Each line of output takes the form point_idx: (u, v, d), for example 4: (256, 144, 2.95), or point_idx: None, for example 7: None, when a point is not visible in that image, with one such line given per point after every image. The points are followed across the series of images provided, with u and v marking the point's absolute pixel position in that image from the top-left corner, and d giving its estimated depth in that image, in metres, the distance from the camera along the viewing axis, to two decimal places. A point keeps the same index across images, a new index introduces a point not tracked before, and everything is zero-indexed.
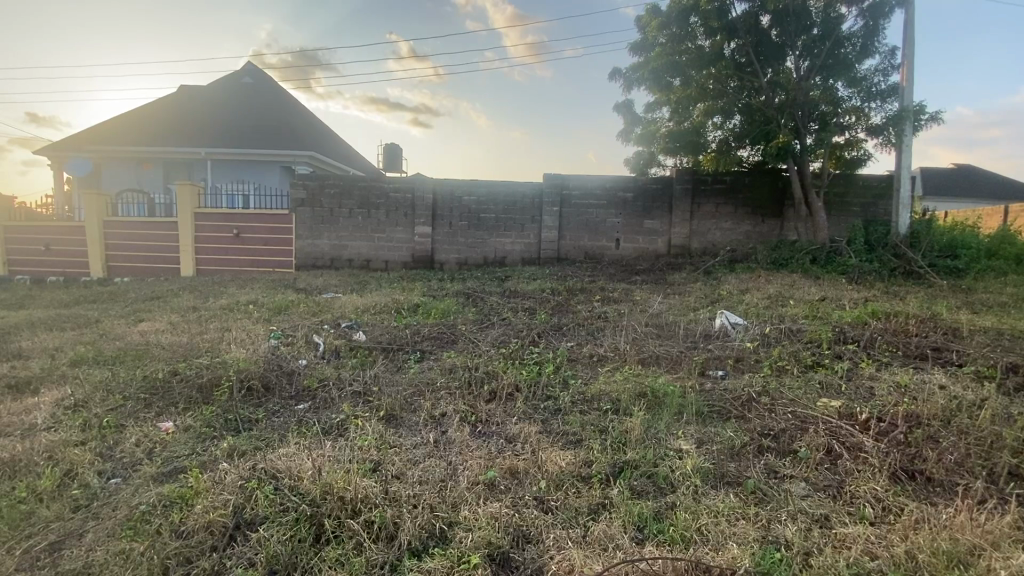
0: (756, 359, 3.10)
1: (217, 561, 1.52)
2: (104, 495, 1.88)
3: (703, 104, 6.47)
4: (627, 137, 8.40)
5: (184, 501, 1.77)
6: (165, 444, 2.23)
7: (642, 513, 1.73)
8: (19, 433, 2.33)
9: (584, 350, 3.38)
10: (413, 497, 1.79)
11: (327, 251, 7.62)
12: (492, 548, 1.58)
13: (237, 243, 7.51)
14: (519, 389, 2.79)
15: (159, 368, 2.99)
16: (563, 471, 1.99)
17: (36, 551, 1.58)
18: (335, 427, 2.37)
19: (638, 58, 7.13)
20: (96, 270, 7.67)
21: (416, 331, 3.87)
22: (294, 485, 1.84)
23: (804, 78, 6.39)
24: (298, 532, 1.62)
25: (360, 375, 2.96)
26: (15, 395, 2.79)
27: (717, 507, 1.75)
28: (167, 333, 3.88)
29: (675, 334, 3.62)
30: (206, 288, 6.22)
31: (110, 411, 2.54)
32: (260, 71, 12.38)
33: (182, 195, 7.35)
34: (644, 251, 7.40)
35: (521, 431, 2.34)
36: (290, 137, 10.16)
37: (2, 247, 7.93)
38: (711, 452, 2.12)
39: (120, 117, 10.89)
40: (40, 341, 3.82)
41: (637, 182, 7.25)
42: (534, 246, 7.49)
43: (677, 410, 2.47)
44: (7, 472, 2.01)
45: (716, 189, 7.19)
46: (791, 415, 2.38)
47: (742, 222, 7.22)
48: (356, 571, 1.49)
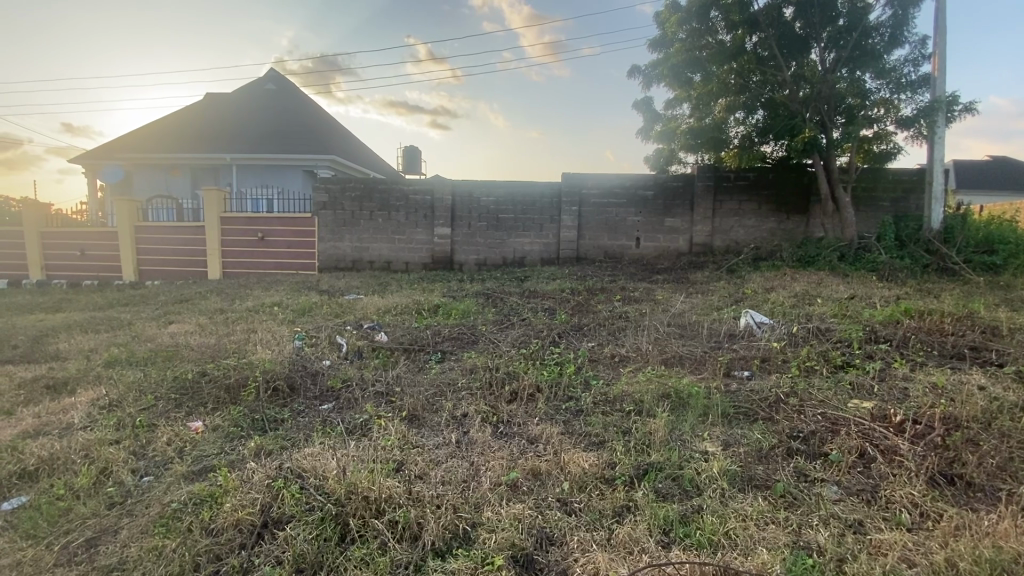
0: (783, 359, 3.03)
1: (246, 559, 1.55)
2: (138, 493, 1.93)
3: (725, 99, 6.35)
4: (646, 135, 8.31)
5: (213, 499, 1.80)
6: (195, 443, 2.28)
7: (668, 516, 1.70)
8: (57, 432, 2.42)
9: (605, 351, 3.35)
10: (436, 497, 1.79)
11: (349, 253, 7.72)
12: (516, 550, 1.57)
13: (262, 247, 7.67)
14: (541, 390, 2.78)
15: (189, 369, 3.07)
16: (587, 473, 1.97)
17: (73, 548, 1.63)
18: (359, 427, 2.40)
19: (658, 54, 7.05)
20: (128, 274, 7.93)
21: (437, 331, 3.89)
22: (320, 485, 1.86)
23: (829, 70, 6.23)
24: (324, 531, 1.64)
25: (383, 376, 2.99)
26: (52, 396, 2.90)
27: (746, 511, 1.71)
28: (196, 334, 4.00)
29: (699, 334, 3.56)
30: (232, 290, 6.37)
31: (142, 411, 2.62)
32: (282, 77, 12.67)
33: (208, 200, 7.55)
34: (666, 250, 7.31)
35: (543, 432, 2.32)
36: (312, 141, 10.36)
37: (40, 253, 8.24)
38: (737, 454, 2.07)
39: (149, 125, 11.22)
40: (77, 342, 3.98)
41: (657, 180, 7.15)
42: (553, 247, 7.46)
43: (701, 412, 2.42)
44: (46, 470, 2.08)
45: (739, 186, 7.04)
46: (821, 417, 2.31)
47: (766, 219, 7.07)
48: (381, 571, 1.50)
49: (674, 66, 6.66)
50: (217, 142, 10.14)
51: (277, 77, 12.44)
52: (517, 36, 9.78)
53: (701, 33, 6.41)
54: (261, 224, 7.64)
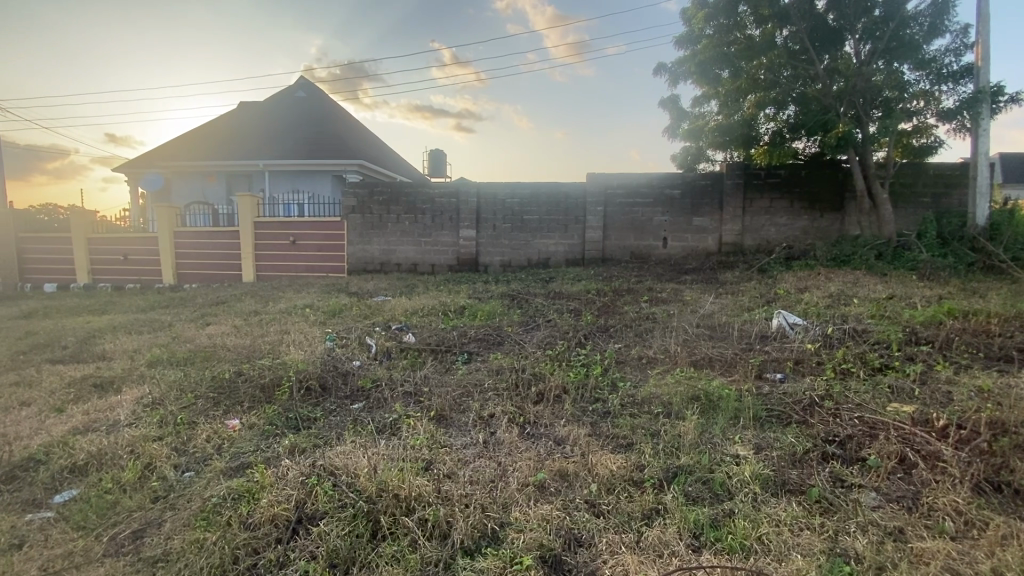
0: (818, 361, 2.94)
1: (282, 553, 1.60)
2: (180, 487, 2.01)
3: (755, 95, 6.21)
4: (673, 133, 8.20)
5: (250, 495, 1.86)
6: (232, 440, 2.37)
7: (698, 519, 1.68)
8: (105, 428, 2.54)
9: (632, 352, 3.32)
10: (465, 496, 1.81)
11: (377, 256, 7.85)
12: (545, 550, 1.57)
13: (293, 250, 7.88)
14: (567, 391, 2.78)
15: (226, 369, 3.18)
16: (615, 475, 1.96)
17: (121, 539, 1.72)
18: (388, 427, 2.44)
19: (685, 51, 6.96)
20: (168, 277, 8.26)
21: (463, 332, 3.92)
22: (352, 482, 1.90)
23: (864, 62, 6.02)
24: (356, 528, 1.68)
25: (411, 376, 3.04)
26: (100, 394, 3.04)
27: (779, 516, 1.68)
28: (233, 335, 4.13)
29: (730, 336, 3.49)
30: (265, 293, 6.56)
31: (184, 409, 2.73)
32: (312, 85, 12.99)
33: (243, 205, 7.80)
34: (694, 250, 7.18)
35: (570, 433, 2.32)
36: (341, 146, 10.58)
37: (86, 257, 8.64)
38: (769, 458, 2.03)
39: (187, 135, 11.65)
40: (121, 343, 4.17)
41: (684, 178, 7.04)
42: (579, 248, 7.43)
43: (733, 414, 2.38)
44: (95, 464, 2.19)
45: (770, 184, 6.88)
46: (858, 421, 2.24)
47: (798, 217, 6.88)
48: (411, 569, 1.52)
49: (702, 63, 6.56)
50: (250, 149, 10.46)
51: (307, 84, 12.77)
52: (541, 37, 9.76)
53: (729, 29, 6.31)
54: (293, 228, 7.85)
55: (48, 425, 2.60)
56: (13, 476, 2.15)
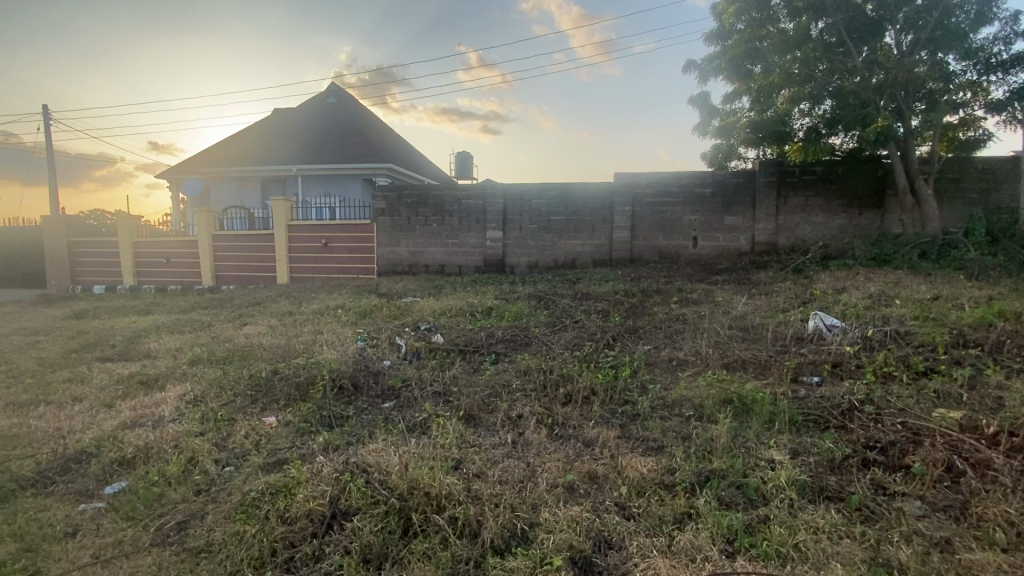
0: (857, 364, 2.84)
1: (317, 547, 1.65)
2: (221, 481, 2.09)
3: (789, 90, 6.05)
4: (703, 131, 8.05)
5: (287, 490, 1.91)
6: (269, 437, 2.44)
7: (731, 524, 1.65)
8: (151, 423, 2.66)
9: (662, 354, 3.27)
10: (495, 496, 1.82)
11: (406, 257, 7.97)
12: (575, 551, 1.57)
13: (325, 252, 8.09)
14: (595, 393, 2.76)
15: (263, 368, 3.28)
16: (646, 478, 1.93)
17: (167, 529, 1.79)
18: (419, 426, 2.47)
19: (715, 47, 6.83)
20: (207, 279, 8.57)
21: (491, 333, 3.93)
22: (384, 479, 1.93)
23: (906, 54, 5.78)
24: (388, 524, 1.71)
25: (440, 376, 3.07)
26: (146, 391, 3.18)
27: (817, 523, 1.63)
28: (268, 335, 4.26)
29: (764, 337, 3.41)
30: (298, 294, 6.74)
31: (224, 406, 2.83)
32: (342, 91, 13.30)
33: (277, 209, 8.04)
34: (725, 249, 7.02)
35: (599, 435, 2.30)
36: (371, 150, 10.79)
37: (131, 260, 9.04)
38: (806, 464, 1.97)
39: (224, 142, 12.08)
40: (165, 342, 4.34)
41: (715, 177, 6.89)
42: (606, 248, 7.36)
43: (767, 418, 2.32)
44: (142, 458, 2.29)
45: (805, 181, 6.67)
46: (901, 426, 2.15)
47: (835, 215, 6.66)
48: (443, 567, 1.55)
49: (733, 58, 6.43)
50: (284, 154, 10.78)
51: (338, 90, 13.08)
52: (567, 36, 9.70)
53: (761, 23, 6.18)
54: (325, 231, 8.05)
55: (98, 420, 2.73)
56: (67, 467, 2.27)
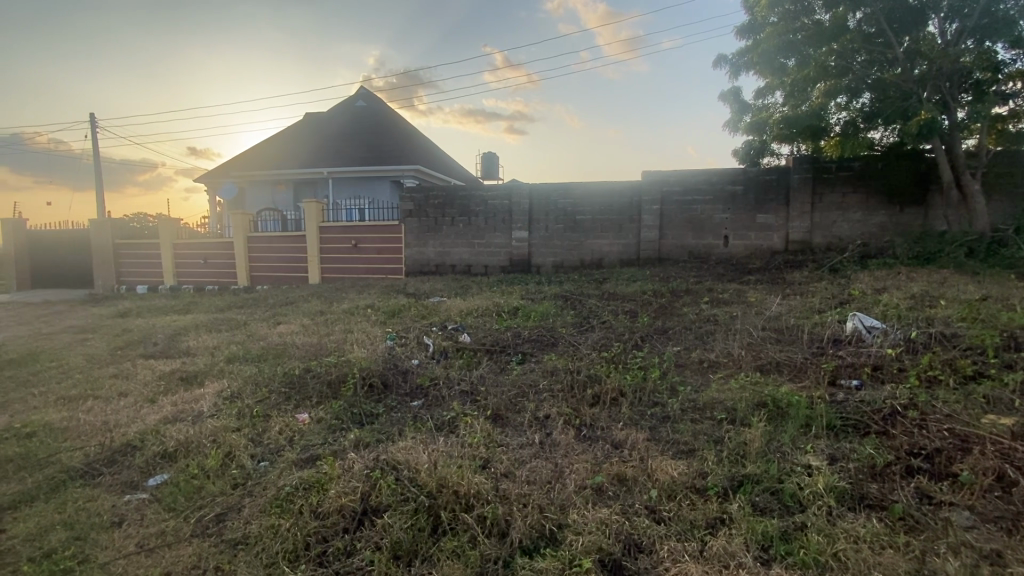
0: (899, 368, 2.72)
1: (349, 543, 1.68)
2: (256, 476, 2.15)
3: (825, 84, 5.88)
4: (734, 127, 7.86)
5: (319, 485, 1.95)
6: (302, 433, 2.50)
7: (766, 531, 1.61)
8: (191, 418, 2.76)
9: (692, 356, 3.21)
10: (523, 496, 1.82)
11: (433, 258, 8.04)
12: (604, 554, 1.56)
13: (355, 253, 8.26)
14: (624, 394, 2.72)
15: (296, 366, 3.36)
16: (676, 481, 1.90)
17: (206, 521, 1.86)
18: (447, 424, 2.50)
19: (747, 41, 6.67)
20: (243, 279, 8.84)
21: (517, 333, 3.93)
22: (413, 477, 1.94)
23: (951, 43, 5.52)
24: (417, 521, 1.73)
25: (467, 376, 3.09)
26: (186, 387, 3.31)
27: (857, 532, 1.57)
28: (300, 334, 4.36)
29: (799, 339, 3.30)
30: (329, 294, 6.87)
31: (259, 402, 2.91)
32: (371, 94, 13.55)
33: (309, 211, 8.25)
34: (757, 248, 6.83)
35: (628, 437, 2.27)
36: (399, 151, 10.94)
37: (171, 261, 9.40)
38: (846, 470, 1.90)
39: (258, 146, 12.44)
40: (203, 341, 4.49)
41: (747, 174, 6.72)
42: (634, 248, 7.26)
43: (804, 423, 2.25)
44: (183, 452, 2.38)
45: (843, 177, 6.44)
46: (947, 433, 2.05)
47: (875, 212, 6.41)
48: (472, 566, 1.56)
49: (766, 52, 6.27)
50: (315, 157, 11.05)
51: (367, 94, 13.35)
52: None
53: (796, 15, 6.00)
54: (355, 233, 8.22)
55: (142, 414, 2.85)
56: (113, 459, 2.38)
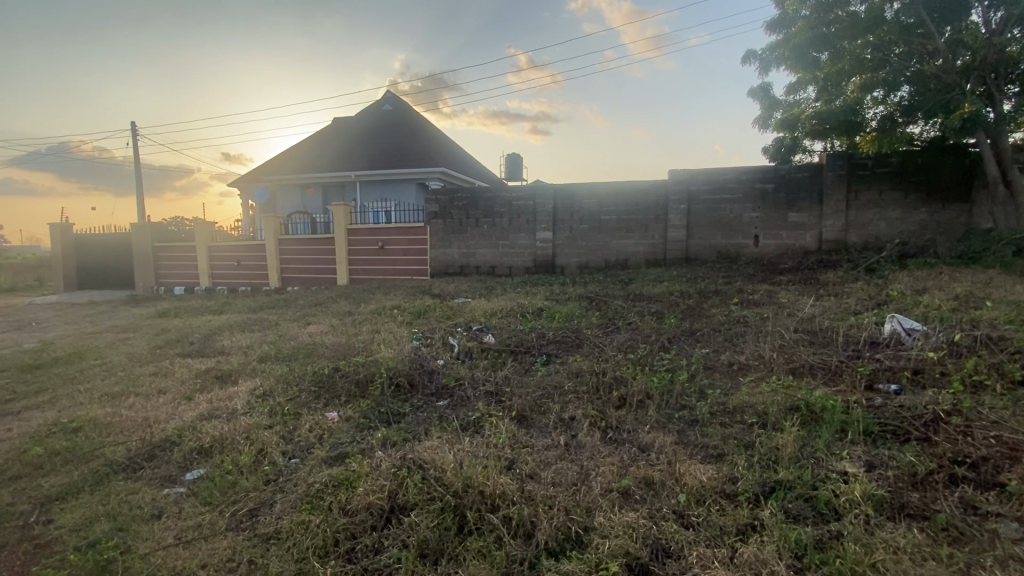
0: (941, 372, 2.61)
1: (377, 540, 1.71)
2: (287, 472, 2.20)
3: (860, 77, 5.69)
4: (765, 124, 7.68)
5: (348, 483, 1.99)
6: (332, 432, 2.55)
7: (800, 539, 1.56)
8: (225, 415, 2.84)
9: (722, 358, 3.14)
10: (549, 498, 1.81)
11: (457, 259, 8.09)
12: (631, 558, 1.54)
13: (382, 255, 8.40)
14: (650, 397, 2.69)
15: (325, 365, 3.43)
16: (705, 486, 1.86)
17: (240, 516, 1.92)
18: (472, 424, 2.51)
19: (777, 36, 6.52)
20: (274, 281, 9.08)
21: (542, 334, 3.92)
22: (439, 476, 1.95)
23: (997, 32, 5.25)
24: (444, 521, 1.75)
25: (492, 376, 3.10)
26: (221, 385, 3.41)
27: (897, 542, 1.51)
28: (329, 334, 4.45)
29: (834, 341, 3.20)
30: (356, 295, 6.99)
31: (290, 401, 2.98)
32: (398, 98, 13.77)
33: (337, 213, 8.43)
34: (789, 248, 6.65)
35: (655, 440, 2.24)
36: (424, 154, 11.06)
37: (206, 263, 9.71)
38: (884, 478, 1.83)
39: (288, 151, 12.77)
40: (236, 340, 4.62)
41: (778, 172, 6.55)
42: (660, 248, 7.15)
43: (839, 428, 2.18)
44: (218, 448, 2.45)
45: (880, 174, 6.21)
46: (994, 441, 1.95)
47: (914, 210, 6.17)
48: (498, 566, 1.56)
49: (797, 47, 6.12)
50: (343, 161, 11.27)
51: (393, 98, 13.57)
52: None
53: (829, 8, 5.86)
54: (382, 235, 8.36)
55: (180, 411, 2.96)
56: (153, 454, 2.48)
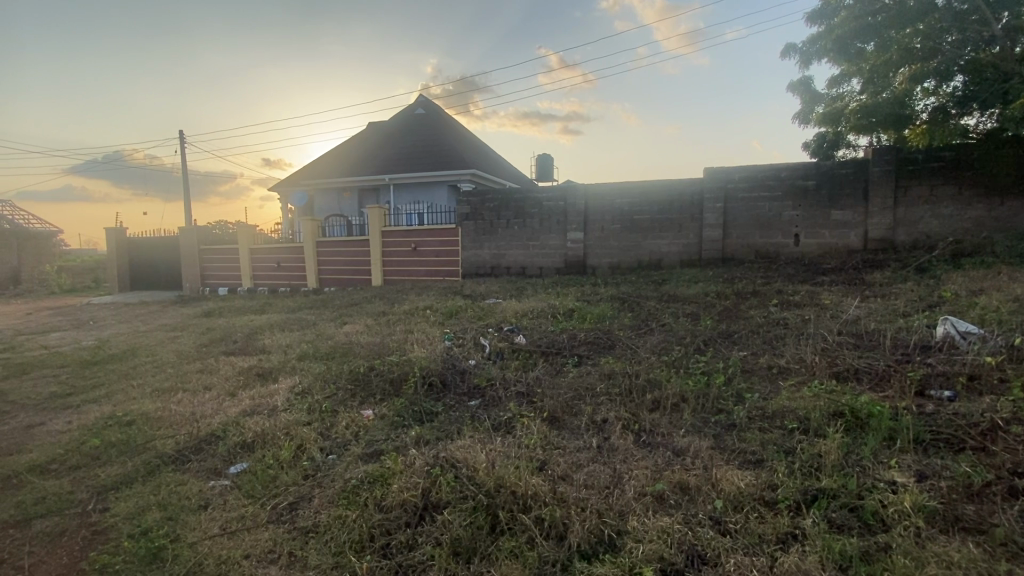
0: (1000, 378, 2.45)
1: (411, 536, 1.73)
2: (324, 468, 2.26)
3: (909, 68, 5.42)
4: (806, 119, 7.41)
5: (383, 479, 2.03)
6: (367, 429, 2.61)
7: (845, 550, 1.50)
8: (266, 411, 2.94)
9: (760, 361, 3.05)
10: (581, 500, 1.80)
11: (488, 259, 8.13)
12: (666, 564, 1.52)
13: (415, 256, 8.53)
14: (685, 399, 2.64)
15: (360, 364, 3.51)
16: (743, 492, 1.81)
17: (281, 509, 1.99)
18: (504, 424, 2.52)
19: (818, 27, 6.29)
20: (312, 281, 9.35)
21: (573, 335, 3.90)
22: (471, 475, 1.97)
23: None
24: (476, 520, 1.76)
25: (524, 377, 3.10)
26: (262, 382, 3.54)
27: (950, 556, 1.43)
28: (364, 334, 4.55)
29: (881, 345, 3.07)
30: (390, 296, 7.11)
31: (327, 398, 3.07)
32: (430, 102, 13.99)
33: (372, 216, 8.62)
34: (832, 247, 6.39)
35: (690, 445, 2.20)
36: (455, 156, 11.17)
37: (248, 265, 10.09)
38: (936, 489, 1.73)
39: (325, 156, 13.13)
40: (277, 339, 4.78)
41: (820, 167, 6.30)
42: (695, 247, 6.99)
43: (886, 435, 2.08)
44: (259, 442, 2.54)
45: (931, 168, 5.89)
46: None
47: (968, 206, 5.84)
48: (530, 567, 1.57)
49: (840, 39, 5.89)
50: (378, 165, 11.51)
51: (426, 102, 13.79)
52: None
53: None
54: (414, 236, 8.50)
55: (224, 407, 3.09)
56: (200, 447, 2.59)
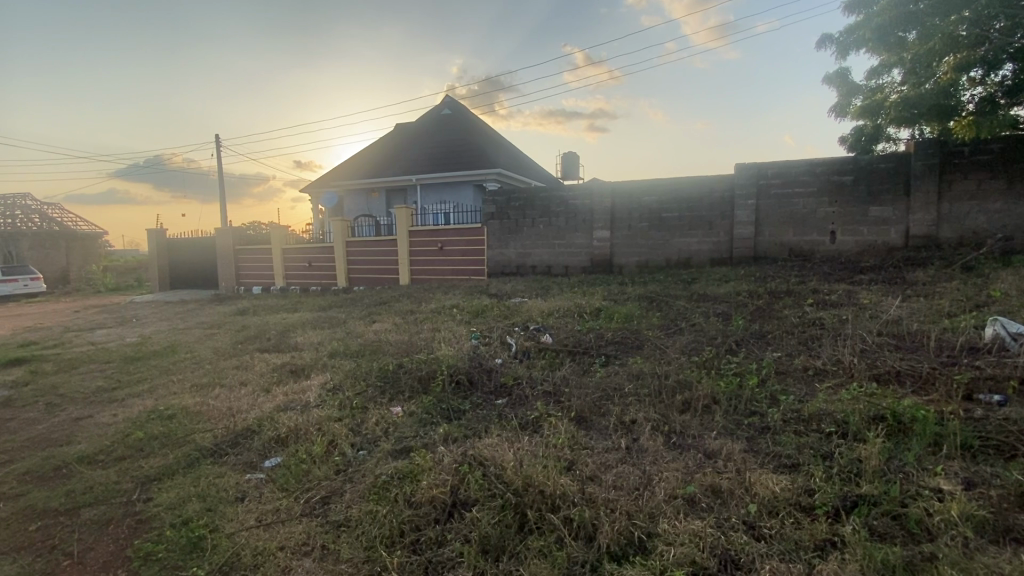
0: None
1: (440, 533, 1.75)
2: (356, 464, 2.31)
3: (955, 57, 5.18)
4: (843, 111, 7.16)
5: (412, 476, 2.06)
6: (396, 426, 2.65)
7: (887, 559, 1.44)
8: (299, 407, 3.02)
9: (796, 362, 2.96)
10: (610, 500, 1.79)
11: (514, 258, 8.14)
12: (698, 567, 1.50)
13: (441, 255, 8.61)
14: (717, 401, 2.59)
15: (389, 362, 3.56)
16: (778, 497, 1.76)
17: (314, 502, 2.04)
18: (531, 423, 2.52)
19: (857, 16, 6.06)
20: (342, 280, 9.54)
21: (600, 334, 3.87)
22: (499, 473, 1.98)
23: None
24: (504, 518, 1.77)
25: (550, 376, 3.09)
26: (294, 379, 3.63)
27: (1001, 567, 1.36)
28: (392, 332, 4.61)
29: (924, 346, 2.94)
30: (417, 295, 7.19)
31: (358, 395, 3.13)
32: (456, 103, 14.10)
33: (399, 216, 8.74)
34: (870, 244, 6.16)
35: (723, 447, 2.15)
36: (481, 155, 11.23)
37: (280, 264, 10.36)
38: (985, 497, 1.65)
39: (354, 157, 13.37)
40: (308, 337, 4.90)
41: (858, 162, 6.07)
42: (725, 245, 6.84)
43: (931, 441, 2.00)
44: (293, 437, 2.62)
45: (978, 161, 5.61)
46: None
47: (1019, 200, 5.53)
48: (559, 567, 1.56)
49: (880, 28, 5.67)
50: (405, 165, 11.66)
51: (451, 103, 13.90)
52: None
53: None
54: (441, 236, 8.58)
55: (259, 402, 3.18)
56: (236, 441, 2.67)
